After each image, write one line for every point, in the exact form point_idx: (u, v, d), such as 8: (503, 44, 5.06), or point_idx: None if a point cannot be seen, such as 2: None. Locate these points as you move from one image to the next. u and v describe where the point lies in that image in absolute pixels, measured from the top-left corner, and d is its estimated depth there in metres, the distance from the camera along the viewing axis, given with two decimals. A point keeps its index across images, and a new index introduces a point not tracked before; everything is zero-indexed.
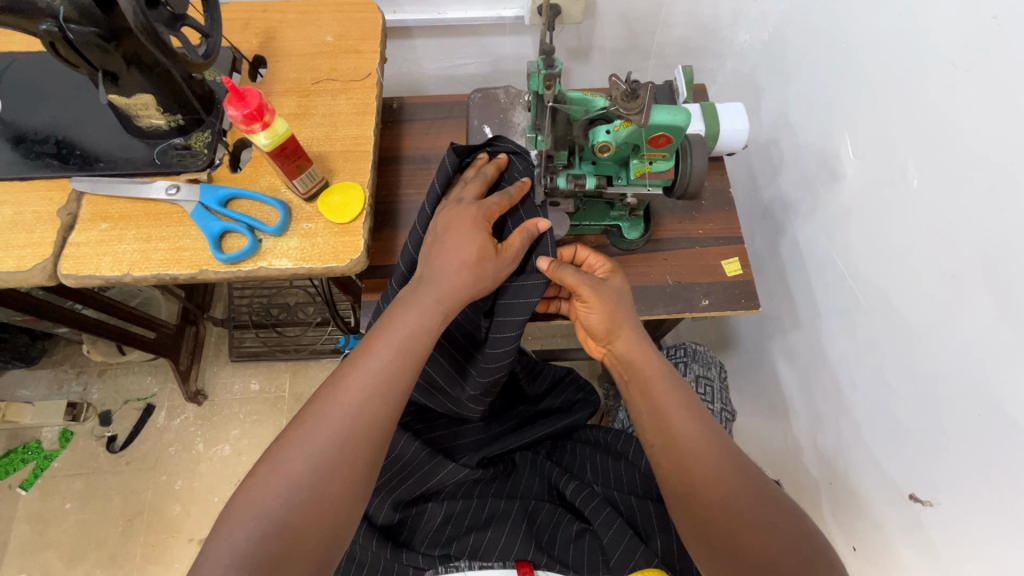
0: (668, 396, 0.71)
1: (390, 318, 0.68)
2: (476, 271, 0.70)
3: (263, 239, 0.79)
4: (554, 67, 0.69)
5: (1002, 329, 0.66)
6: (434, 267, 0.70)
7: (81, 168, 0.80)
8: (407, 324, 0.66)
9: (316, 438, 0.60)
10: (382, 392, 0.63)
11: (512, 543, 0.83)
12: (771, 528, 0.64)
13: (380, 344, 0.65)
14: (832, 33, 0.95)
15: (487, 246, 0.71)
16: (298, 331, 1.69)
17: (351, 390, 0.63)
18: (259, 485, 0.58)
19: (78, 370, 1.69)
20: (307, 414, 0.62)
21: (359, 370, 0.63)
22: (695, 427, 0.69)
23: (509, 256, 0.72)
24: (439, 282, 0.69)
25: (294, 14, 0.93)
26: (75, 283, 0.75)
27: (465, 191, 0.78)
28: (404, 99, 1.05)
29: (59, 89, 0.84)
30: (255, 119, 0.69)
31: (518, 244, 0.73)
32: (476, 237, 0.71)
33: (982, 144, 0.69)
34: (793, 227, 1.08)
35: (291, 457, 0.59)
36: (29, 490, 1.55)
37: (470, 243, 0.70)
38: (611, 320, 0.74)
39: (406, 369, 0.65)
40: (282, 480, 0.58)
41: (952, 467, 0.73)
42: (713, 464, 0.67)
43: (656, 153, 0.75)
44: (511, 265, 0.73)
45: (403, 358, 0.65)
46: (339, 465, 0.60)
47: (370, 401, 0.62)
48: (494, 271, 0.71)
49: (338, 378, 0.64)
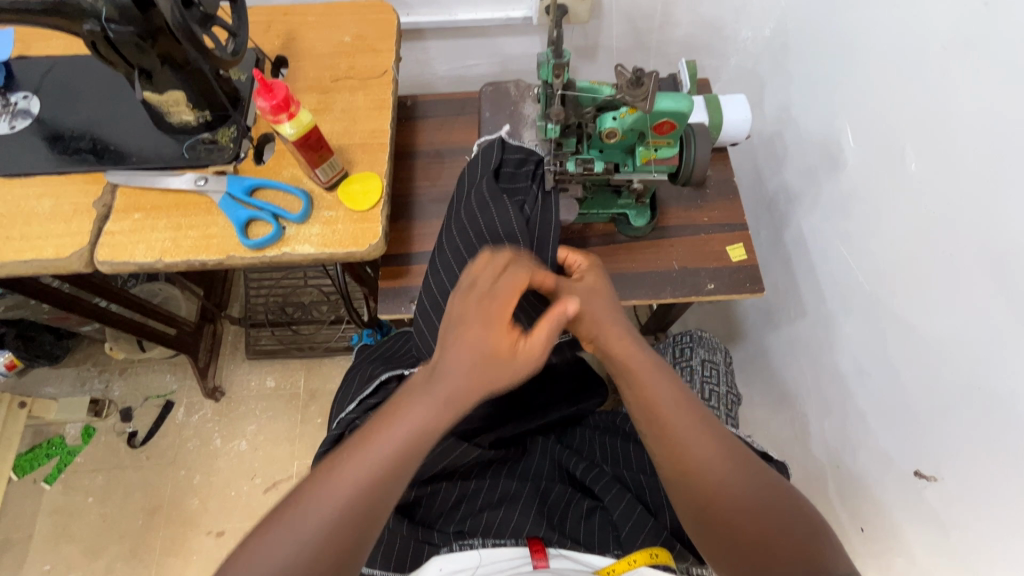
0: (658, 384, 0.69)
1: (400, 401, 0.60)
2: (484, 378, 0.57)
3: (287, 226, 0.83)
4: (562, 56, 0.74)
5: (998, 305, 0.69)
6: (441, 368, 0.58)
7: (115, 163, 0.84)
8: (416, 414, 0.58)
9: (304, 524, 0.57)
10: (384, 482, 0.57)
11: (524, 521, 0.86)
12: (762, 506, 0.66)
13: (385, 430, 0.58)
14: (831, 28, 0.98)
15: (501, 351, 0.58)
16: (313, 330, 1.74)
17: (350, 475, 0.57)
18: (247, 554, 0.57)
19: (100, 368, 1.74)
20: (303, 493, 0.59)
21: (363, 453, 0.58)
22: (686, 415, 0.68)
23: (525, 362, 0.58)
24: (453, 374, 0.58)
25: (313, 16, 0.98)
26: (111, 269, 0.79)
27: (482, 272, 0.62)
28: (418, 96, 1.10)
29: (95, 89, 0.89)
30: (282, 109, 0.74)
31: (544, 341, 0.59)
32: (486, 343, 0.57)
33: (971, 131, 0.73)
34: (796, 216, 1.10)
35: (280, 535, 0.57)
36: (53, 484, 1.59)
37: (491, 355, 0.57)
38: (596, 320, 0.70)
39: (414, 458, 0.58)
40: (271, 551, 0.57)
41: (951, 441, 0.75)
42: (708, 449, 0.67)
43: (661, 140, 0.77)
44: (532, 370, 0.59)
45: (410, 447, 0.58)
46: (328, 546, 0.57)
47: (372, 487, 0.57)
48: (507, 378, 0.58)
49: (339, 458, 0.59)
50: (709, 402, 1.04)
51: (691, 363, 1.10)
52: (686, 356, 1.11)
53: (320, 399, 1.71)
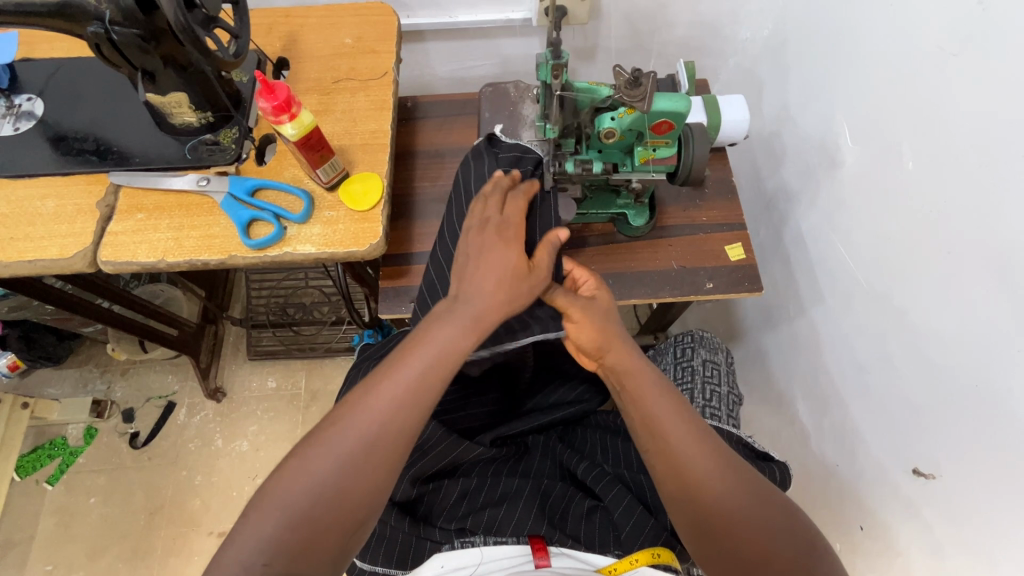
0: (659, 403, 0.71)
1: (425, 330, 0.68)
2: (512, 289, 0.69)
3: (288, 226, 0.83)
4: (561, 58, 0.72)
5: (1000, 304, 0.69)
6: (468, 287, 0.69)
7: (118, 164, 0.85)
8: (442, 338, 0.66)
9: (342, 442, 0.63)
10: (412, 404, 0.65)
11: (525, 519, 0.86)
12: (760, 519, 0.67)
13: (415, 354, 0.66)
14: (828, 28, 0.99)
15: (521, 265, 0.71)
16: (314, 331, 1.74)
17: (382, 397, 0.64)
18: (288, 476, 0.62)
19: (102, 369, 1.75)
20: (339, 415, 0.65)
21: (392, 378, 0.65)
22: (687, 432, 0.70)
23: (542, 273, 0.72)
24: (476, 300, 0.68)
25: (314, 18, 0.99)
26: (113, 269, 0.80)
27: (487, 207, 0.76)
28: (418, 98, 1.10)
29: (98, 91, 0.90)
30: (283, 110, 0.74)
31: (547, 260, 0.73)
32: (510, 258, 0.70)
33: (970, 130, 0.73)
34: (795, 216, 1.11)
35: (317, 456, 0.63)
36: (55, 485, 1.60)
37: (512, 273, 0.69)
38: (600, 337, 0.74)
39: (438, 382, 0.66)
40: (308, 473, 0.62)
41: (952, 442, 0.75)
42: (708, 466, 0.68)
43: (659, 140, 0.78)
44: (546, 281, 0.73)
45: (435, 369, 0.66)
46: (359, 468, 0.63)
47: (405, 405, 0.64)
48: (530, 289, 0.71)
49: (371, 383, 0.65)
50: (710, 402, 1.04)
51: (692, 362, 1.10)
52: (687, 356, 1.12)
53: (321, 400, 1.71)
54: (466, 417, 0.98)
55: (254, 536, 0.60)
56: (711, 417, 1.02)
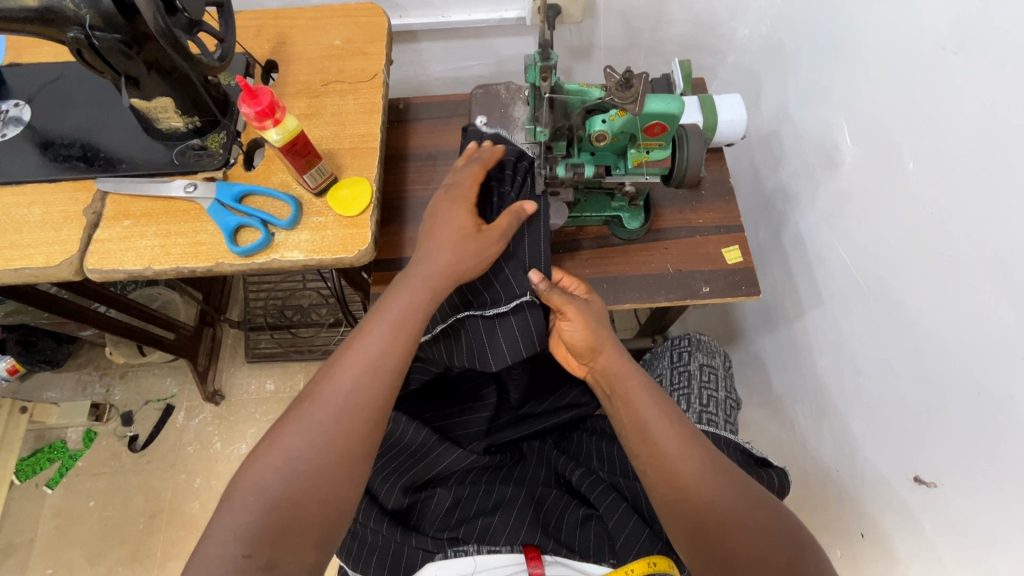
0: (646, 406, 0.73)
1: (382, 304, 0.72)
2: (460, 250, 0.74)
3: (276, 233, 0.82)
4: (550, 59, 0.71)
5: (1001, 300, 0.67)
6: (422, 253, 0.75)
7: (104, 170, 0.84)
8: (398, 306, 0.71)
9: (317, 416, 0.64)
10: (376, 371, 0.67)
11: (519, 528, 0.84)
12: (753, 524, 0.64)
13: (372, 325, 0.70)
14: (828, 24, 0.97)
15: (468, 228, 0.76)
16: (311, 333, 1.73)
17: (347, 366, 0.67)
18: (263, 461, 0.62)
19: (101, 372, 1.75)
20: (308, 395, 0.66)
21: (353, 351, 0.68)
22: (675, 435, 0.70)
23: (493, 234, 0.76)
24: (427, 265, 0.74)
25: (303, 20, 0.97)
26: (100, 277, 0.79)
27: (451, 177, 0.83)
28: (410, 99, 1.09)
29: (85, 96, 0.89)
30: (267, 116, 0.73)
31: (503, 224, 0.77)
32: (456, 222, 0.76)
33: (967, 130, 0.71)
34: (794, 217, 1.09)
35: (290, 436, 0.63)
36: (55, 488, 1.60)
37: (459, 235, 0.75)
38: (592, 337, 0.78)
39: (398, 349, 0.69)
40: (281, 456, 0.62)
41: (956, 447, 0.73)
42: (695, 468, 0.67)
43: (652, 141, 0.77)
44: (498, 243, 0.77)
45: (395, 335, 0.69)
46: (333, 442, 0.63)
47: (372, 372, 0.67)
48: (479, 248, 0.75)
49: (334, 359, 0.68)
50: (707, 408, 1.03)
51: (689, 367, 1.08)
52: (684, 360, 1.10)
53: None
54: (459, 424, 0.99)
55: (231, 525, 0.58)
56: (708, 423, 1.00)
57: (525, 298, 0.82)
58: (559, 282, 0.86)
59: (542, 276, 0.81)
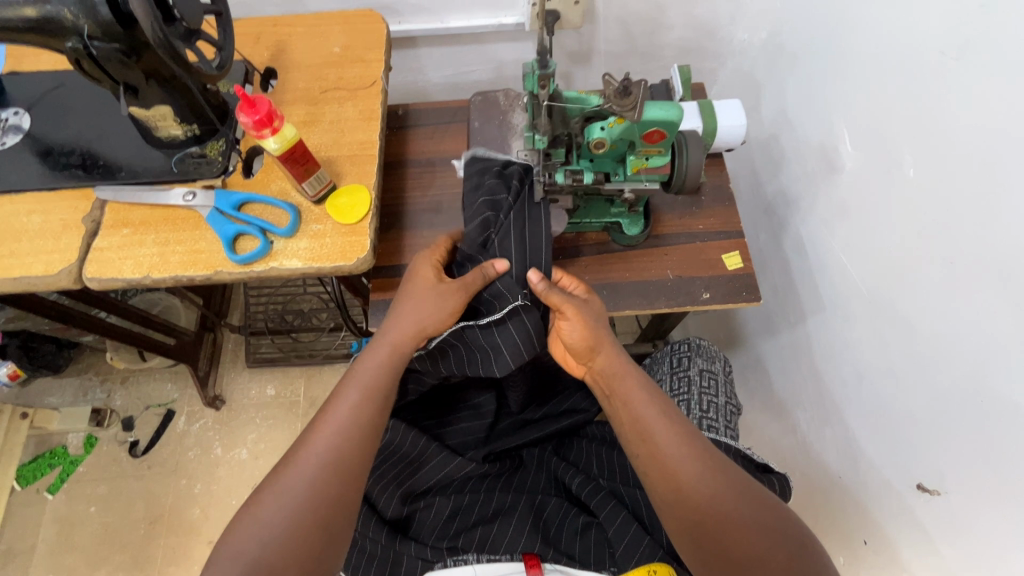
0: (645, 406, 0.72)
1: (353, 369, 0.74)
2: (423, 302, 0.75)
3: (275, 241, 0.82)
4: (547, 67, 0.71)
5: (1003, 304, 0.66)
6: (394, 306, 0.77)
7: (104, 178, 0.84)
8: (367, 369, 0.73)
9: (292, 482, 0.64)
10: (350, 433, 0.68)
11: (518, 536, 0.85)
12: (753, 526, 0.64)
13: (348, 390, 0.71)
14: (828, 28, 0.96)
15: (429, 280, 0.77)
16: (312, 337, 1.74)
17: (321, 432, 0.68)
18: (243, 524, 0.63)
19: (101, 377, 1.74)
20: (286, 460, 0.67)
21: (327, 416, 0.69)
22: (675, 436, 0.69)
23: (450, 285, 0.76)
24: (395, 327, 0.75)
25: (302, 27, 0.97)
26: (99, 286, 0.79)
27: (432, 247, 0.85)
28: (409, 105, 1.09)
29: (84, 104, 0.89)
30: (265, 125, 0.73)
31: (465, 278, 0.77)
32: (418, 278, 0.78)
33: (966, 134, 0.71)
34: (795, 223, 1.08)
35: (265, 502, 0.63)
36: (55, 494, 1.60)
37: (422, 292, 0.76)
38: (591, 336, 0.76)
39: (370, 413, 0.70)
40: (257, 521, 0.62)
41: (959, 456, 0.72)
42: (696, 469, 0.67)
43: (651, 149, 0.76)
44: (455, 292, 0.76)
45: (368, 397, 0.71)
46: (307, 505, 0.63)
47: (348, 433, 0.68)
48: (437, 297, 0.76)
49: (310, 426, 0.70)
50: (707, 414, 1.02)
51: (689, 372, 1.08)
52: (684, 366, 1.09)
53: None
54: (458, 432, 0.99)
55: None
56: (708, 430, 1.00)
57: (520, 303, 0.81)
58: (558, 281, 0.84)
59: (541, 275, 0.79)
